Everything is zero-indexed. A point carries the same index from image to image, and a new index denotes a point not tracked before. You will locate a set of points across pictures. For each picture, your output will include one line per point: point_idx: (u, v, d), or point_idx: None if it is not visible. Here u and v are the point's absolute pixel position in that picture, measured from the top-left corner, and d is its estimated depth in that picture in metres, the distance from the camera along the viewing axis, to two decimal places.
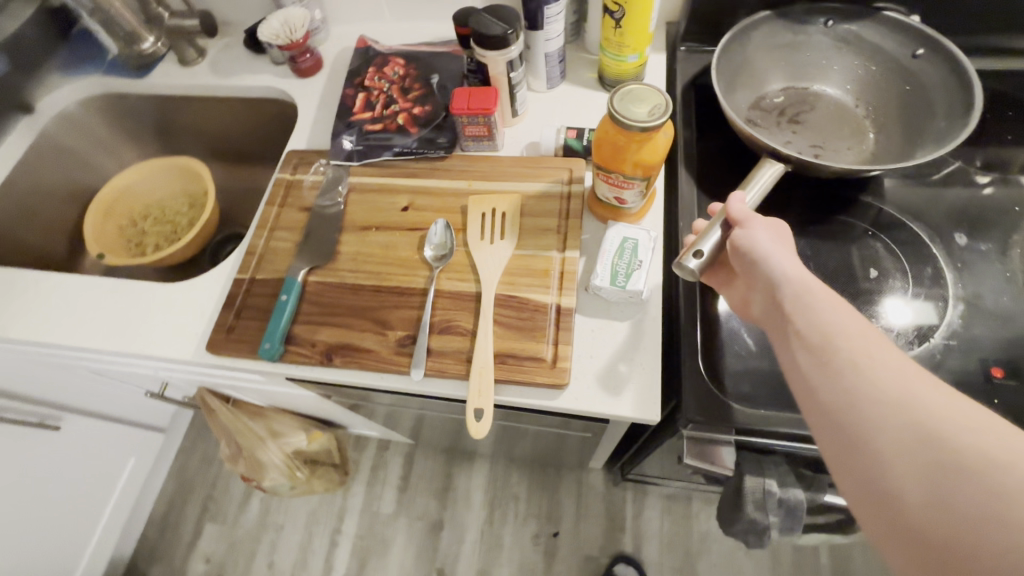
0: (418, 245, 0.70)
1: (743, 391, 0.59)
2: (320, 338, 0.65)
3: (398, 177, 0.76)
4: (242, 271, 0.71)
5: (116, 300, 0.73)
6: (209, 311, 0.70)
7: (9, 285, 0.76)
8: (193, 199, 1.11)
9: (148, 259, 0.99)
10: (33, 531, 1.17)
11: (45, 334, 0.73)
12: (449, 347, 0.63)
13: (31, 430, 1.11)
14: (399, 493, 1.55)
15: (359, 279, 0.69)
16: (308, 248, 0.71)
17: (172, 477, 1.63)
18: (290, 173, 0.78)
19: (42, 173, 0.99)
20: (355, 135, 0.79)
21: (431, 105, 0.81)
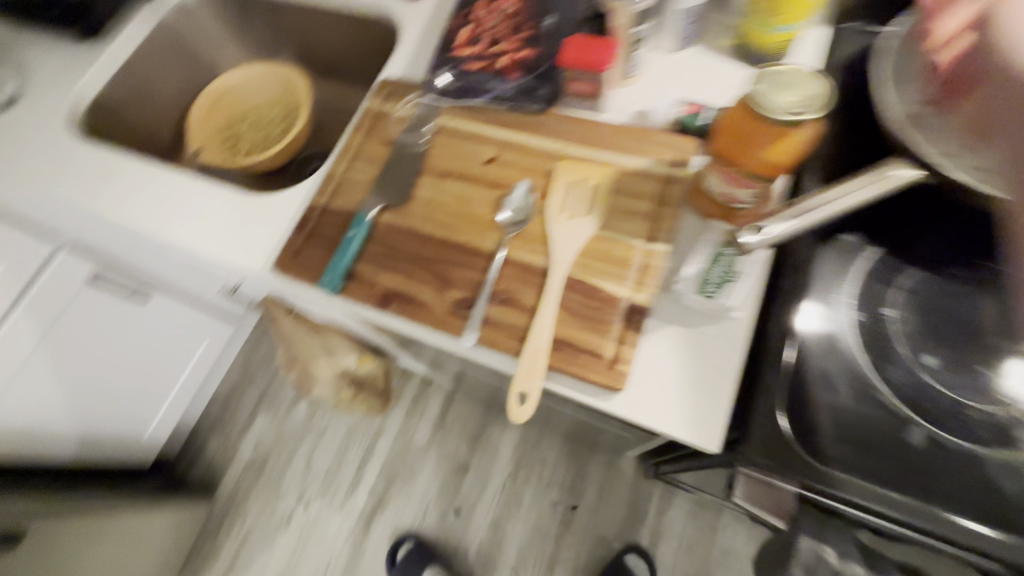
0: (494, 204, 0.66)
1: (822, 443, 0.51)
2: (379, 281, 0.63)
3: (488, 125, 0.70)
4: (317, 196, 0.70)
5: (202, 200, 0.75)
6: (281, 230, 0.71)
7: (115, 168, 0.81)
8: (289, 111, 1.12)
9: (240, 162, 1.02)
10: (114, 387, 1.31)
11: (138, 221, 0.77)
12: (505, 320, 0.59)
13: (122, 299, 1.23)
14: (433, 428, 1.60)
15: (428, 229, 0.66)
16: (384, 184, 0.69)
17: (239, 363, 1.78)
18: (381, 103, 0.75)
19: (158, 61, 1.02)
20: (453, 72, 0.73)
21: (539, 50, 0.73)
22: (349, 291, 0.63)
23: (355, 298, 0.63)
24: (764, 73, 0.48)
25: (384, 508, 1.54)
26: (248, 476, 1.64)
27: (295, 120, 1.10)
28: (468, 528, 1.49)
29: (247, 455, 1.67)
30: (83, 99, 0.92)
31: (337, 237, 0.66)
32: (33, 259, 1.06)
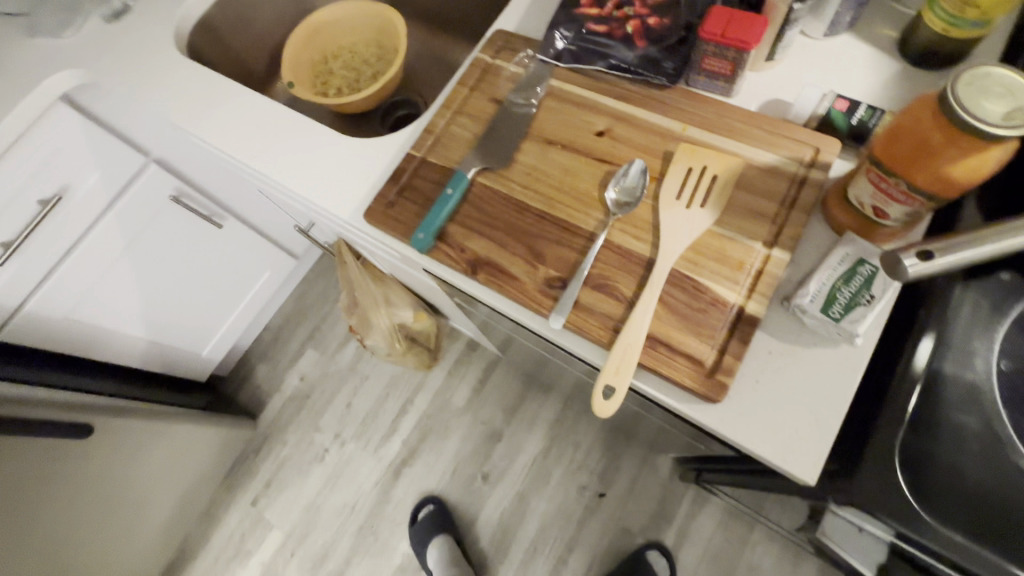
0: (601, 181, 0.61)
1: (926, 494, 0.49)
2: (469, 245, 0.61)
3: (603, 95, 0.65)
4: (416, 148, 0.67)
5: (299, 136, 0.74)
6: (374, 177, 0.69)
7: (218, 91, 0.81)
8: (382, 54, 1.09)
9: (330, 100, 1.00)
10: (180, 303, 1.37)
11: (234, 147, 0.77)
12: (598, 307, 0.55)
13: (199, 220, 1.27)
14: (472, 392, 1.61)
15: (527, 197, 0.62)
16: (485, 145, 0.65)
17: (294, 298, 1.83)
18: (491, 56, 0.71)
19: None
20: (574, 31, 0.68)
21: (671, 18, 0.66)
22: (439, 251, 0.61)
23: (444, 258, 0.61)
24: (970, 73, 0.40)
25: (415, 460, 1.58)
26: (290, 407, 1.70)
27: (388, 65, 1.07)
28: (493, 494, 1.51)
29: (291, 387, 1.73)
30: (189, 18, 0.92)
31: (432, 193, 0.64)
32: (128, 168, 1.09)
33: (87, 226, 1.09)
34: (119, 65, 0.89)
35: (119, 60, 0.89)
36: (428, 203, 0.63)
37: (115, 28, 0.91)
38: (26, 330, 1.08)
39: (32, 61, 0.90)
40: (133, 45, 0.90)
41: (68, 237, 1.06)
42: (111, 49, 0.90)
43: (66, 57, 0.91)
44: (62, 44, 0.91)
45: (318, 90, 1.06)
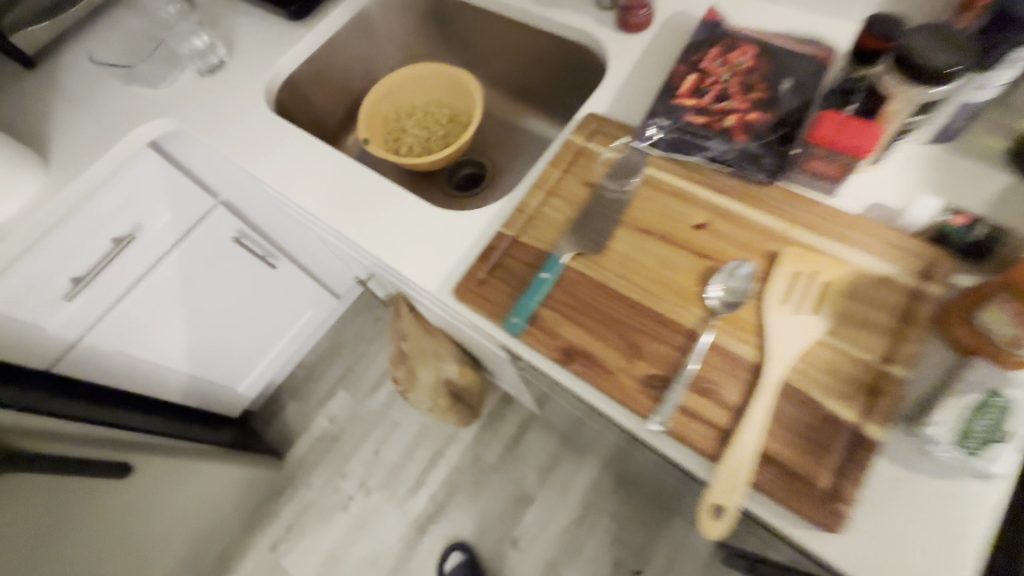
0: (702, 276, 0.60)
1: None
2: (563, 332, 0.59)
3: (701, 187, 0.65)
4: (507, 227, 0.67)
5: (385, 202, 0.75)
6: (461, 250, 0.68)
7: (305, 152, 0.84)
8: (454, 116, 1.11)
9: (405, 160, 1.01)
10: (225, 339, 1.36)
11: (319, 208, 0.78)
12: (702, 413, 0.53)
13: (254, 260, 1.28)
14: (506, 449, 1.56)
15: (622, 288, 0.61)
16: (581, 230, 0.64)
17: (330, 335, 1.83)
18: (584, 138, 0.71)
19: (347, 49, 1.03)
20: (673, 121, 0.68)
21: (772, 115, 0.66)
22: (531, 337, 0.59)
23: (536, 343, 0.59)
24: None
25: (441, 517, 1.52)
26: (318, 449, 1.67)
27: (460, 128, 1.10)
28: (521, 561, 1.44)
29: (320, 428, 1.70)
30: (278, 76, 0.94)
31: (524, 274, 0.63)
32: (198, 210, 1.12)
33: (152, 264, 1.10)
34: (209, 119, 0.91)
35: (210, 113, 0.92)
36: (522, 285, 0.63)
37: (208, 82, 0.94)
38: (79, 365, 1.07)
39: (126, 109, 0.94)
40: (224, 100, 0.92)
41: (132, 274, 1.07)
42: (202, 101, 0.93)
43: (158, 107, 0.94)
44: (155, 94, 0.95)
45: (390, 148, 1.08)
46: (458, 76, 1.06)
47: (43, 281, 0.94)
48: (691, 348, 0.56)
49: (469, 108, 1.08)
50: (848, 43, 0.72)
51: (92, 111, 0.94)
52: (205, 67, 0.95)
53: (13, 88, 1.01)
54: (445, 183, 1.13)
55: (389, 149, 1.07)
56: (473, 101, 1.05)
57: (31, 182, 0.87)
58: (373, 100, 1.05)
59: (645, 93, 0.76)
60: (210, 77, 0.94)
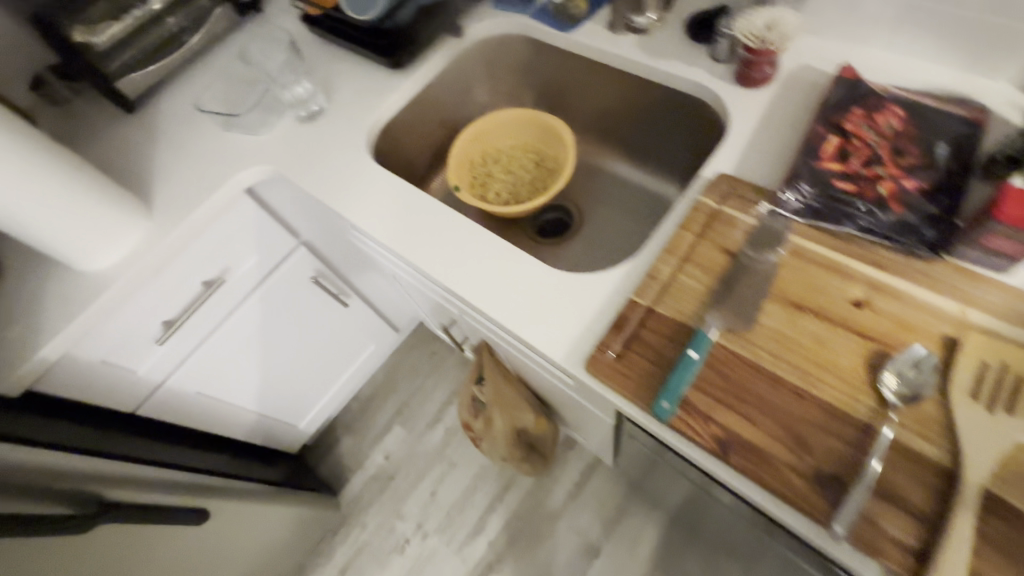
0: (870, 361, 0.55)
1: None
2: (715, 418, 0.55)
3: (855, 259, 0.60)
4: (640, 295, 0.64)
5: (500, 261, 0.73)
6: (588, 318, 0.65)
7: (410, 204, 0.82)
8: (541, 160, 1.09)
9: (497, 208, 0.99)
10: (293, 376, 1.35)
11: (429, 264, 0.76)
12: (889, 522, 0.48)
13: (327, 297, 1.28)
14: (568, 496, 1.50)
15: (779, 370, 0.56)
16: (725, 304, 0.60)
17: (385, 369, 1.81)
18: (716, 202, 0.68)
19: (440, 96, 1.02)
20: (816, 187, 0.64)
21: (929, 184, 0.62)
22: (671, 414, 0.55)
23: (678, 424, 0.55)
24: None
25: (501, 566, 1.46)
26: (373, 487, 1.64)
27: (549, 174, 1.07)
28: None
29: (375, 466, 1.66)
30: (377, 125, 0.94)
31: (666, 351, 0.59)
32: (281, 251, 1.11)
33: (236, 305, 1.09)
34: (309, 166, 0.90)
35: (310, 161, 0.91)
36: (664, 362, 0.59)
37: (307, 129, 0.94)
38: (161, 405, 1.07)
39: (224, 154, 0.94)
40: (324, 147, 0.92)
41: (215, 316, 1.06)
42: (301, 148, 0.92)
43: (257, 154, 0.94)
44: (254, 140, 0.95)
45: (477, 195, 1.06)
46: (548, 121, 1.04)
47: (137, 325, 0.94)
48: (865, 443, 0.51)
49: (558, 154, 1.06)
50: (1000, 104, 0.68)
51: (192, 156, 0.95)
52: (304, 114, 0.95)
53: (113, 131, 1.02)
54: (529, 230, 1.09)
55: (476, 196, 1.05)
56: (565, 147, 1.03)
57: (136, 229, 0.87)
58: (461, 148, 1.04)
59: (774, 152, 0.72)
60: (309, 124, 0.94)
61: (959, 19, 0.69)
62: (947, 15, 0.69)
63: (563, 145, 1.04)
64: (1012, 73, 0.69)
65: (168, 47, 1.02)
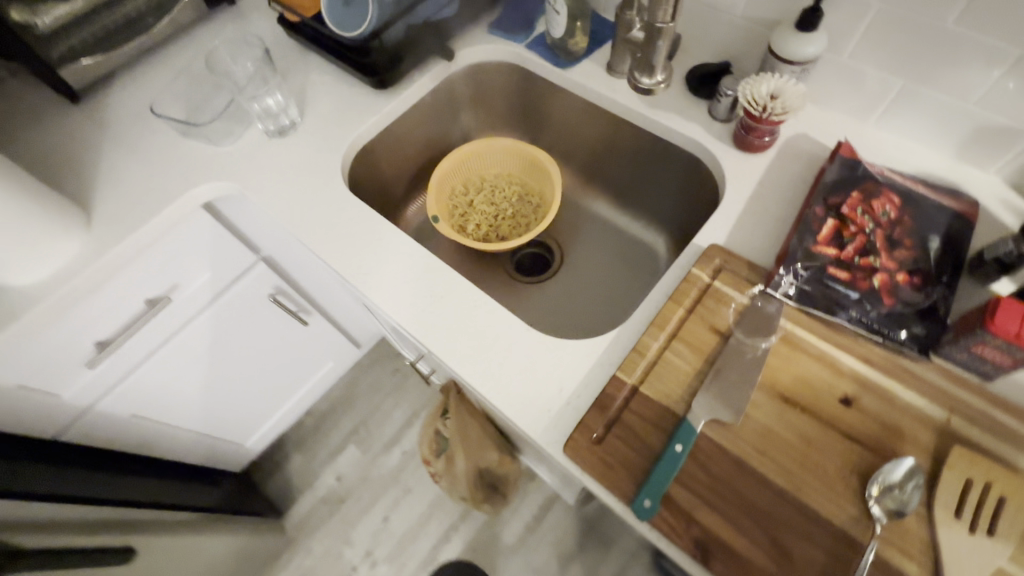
0: (856, 467, 0.53)
1: None
2: (693, 517, 0.52)
3: (846, 352, 0.59)
4: (624, 371, 0.60)
5: (478, 319, 0.68)
6: (569, 391, 0.61)
7: (383, 242, 0.75)
8: (525, 194, 1.04)
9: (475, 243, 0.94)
10: (244, 393, 1.27)
11: (399, 313, 0.70)
12: None
13: (286, 315, 1.19)
14: (525, 530, 1.47)
15: (764, 469, 0.54)
16: (714, 391, 0.57)
17: (343, 384, 1.73)
18: (709, 275, 0.65)
19: (424, 119, 0.97)
20: (811, 271, 0.62)
21: (922, 279, 0.61)
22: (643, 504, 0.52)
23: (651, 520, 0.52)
24: None
25: None
26: (321, 509, 1.55)
27: (533, 211, 1.03)
28: None
29: (325, 487, 1.58)
30: (354, 147, 0.87)
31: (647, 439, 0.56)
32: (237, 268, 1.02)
33: (184, 322, 1.01)
34: (276, 187, 0.83)
35: (277, 180, 0.83)
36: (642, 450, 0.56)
37: (277, 144, 0.86)
38: (91, 428, 0.98)
39: (179, 163, 0.85)
40: (294, 166, 0.84)
41: (160, 334, 0.97)
42: (269, 166, 0.84)
43: (219, 166, 0.85)
44: (217, 151, 0.87)
45: (456, 227, 1.01)
46: (535, 154, 0.98)
47: (67, 346, 0.84)
48: (844, 555, 0.50)
49: (544, 190, 1.01)
50: (988, 198, 0.69)
51: (143, 162, 0.86)
52: (275, 127, 0.87)
53: (53, 122, 0.91)
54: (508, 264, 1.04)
55: (455, 228, 1.00)
56: (551, 184, 0.99)
57: (71, 242, 0.77)
58: (441, 175, 0.97)
59: (768, 226, 0.70)
60: (280, 139, 0.87)
61: (955, 110, 0.68)
62: (942, 105, 0.69)
63: (549, 181, 0.99)
64: (1000, 167, 0.70)
65: (125, 33, 0.92)
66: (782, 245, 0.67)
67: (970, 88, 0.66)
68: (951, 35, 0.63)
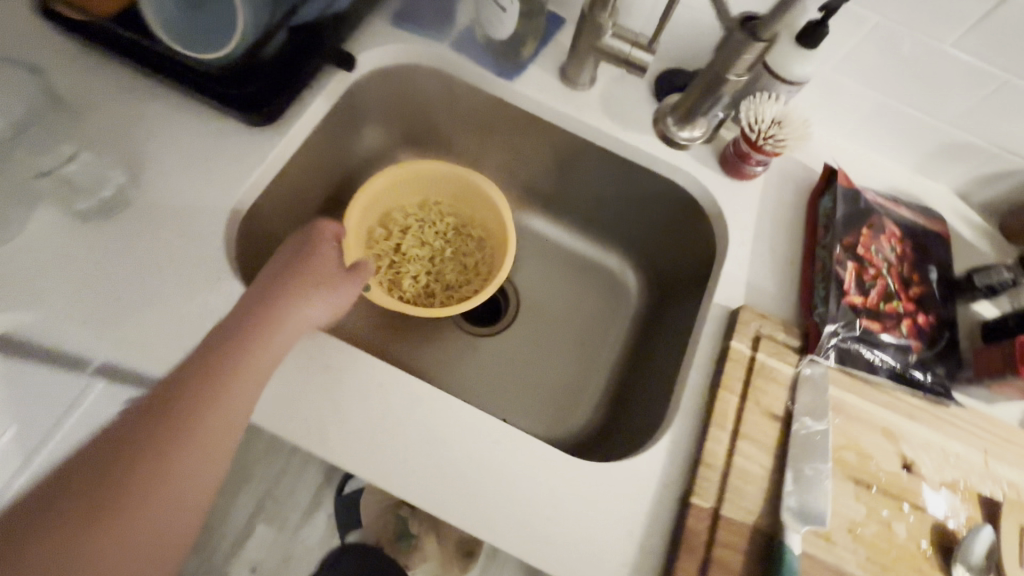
0: (932, 539, 0.53)
1: None
2: None
3: (893, 412, 0.57)
4: (701, 496, 0.50)
5: (501, 462, 0.52)
6: (641, 532, 0.50)
7: (340, 376, 0.54)
8: (462, 225, 0.82)
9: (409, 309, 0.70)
10: None
11: (393, 478, 0.51)
12: None
13: None
14: None
15: (860, 570, 0.50)
16: (799, 496, 0.51)
17: None
18: (750, 348, 0.57)
19: (322, 152, 0.69)
20: (849, 328, 0.58)
21: (934, 316, 0.61)
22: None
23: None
24: None
25: None
26: None
27: (478, 249, 0.82)
28: None
29: None
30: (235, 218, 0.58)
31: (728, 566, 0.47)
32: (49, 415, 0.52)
33: None
34: (119, 313, 0.51)
35: (118, 299, 0.51)
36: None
37: (98, 232, 0.53)
38: None
39: None
40: (143, 270, 0.52)
41: None
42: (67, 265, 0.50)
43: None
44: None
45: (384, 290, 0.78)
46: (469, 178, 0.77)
47: None
48: None
49: (487, 223, 0.80)
50: (947, 210, 0.71)
51: None
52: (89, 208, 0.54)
53: None
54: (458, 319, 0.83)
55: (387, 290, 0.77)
56: (495, 217, 0.78)
57: None
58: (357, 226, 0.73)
59: (781, 269, 0.64)
60: (101, 223, 0.53)
61: (927, 126, 0.68)
62: (916, 120, 0.67)
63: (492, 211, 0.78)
64: (951, 178, 0.72)
65: None
66: (804, 294, 0.62)
67: (949, 104, 0.64)
68: (948, 54, 0.59)
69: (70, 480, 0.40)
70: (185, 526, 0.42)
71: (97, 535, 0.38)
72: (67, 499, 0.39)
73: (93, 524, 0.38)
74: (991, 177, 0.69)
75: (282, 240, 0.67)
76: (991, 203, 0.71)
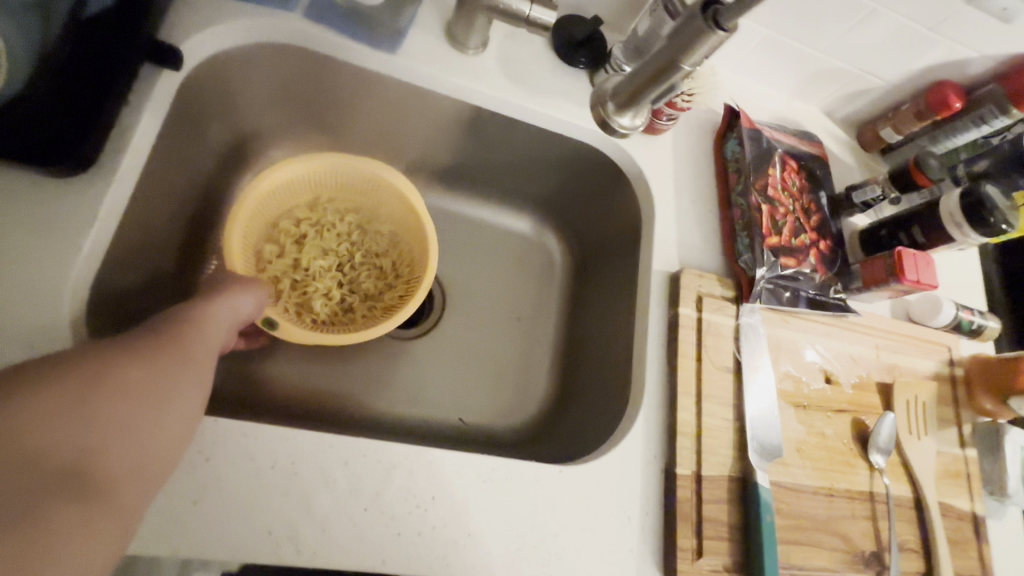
0: (853, 434, 0.63)
1: None
2: (793, 562, 0.55)
3: (813, 335, 0.64)
4: (684, 465, 0.53)
5: (497, 497, 0.48)
6: (640, 516, 0.52)
7: (288, 462, 0.45)
8: (367, 223, 0.69)
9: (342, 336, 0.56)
10: None
11: (384, 559, 0.44)
12: (908, 566, 0.60)
13: None
14: None
15: (809, 480, 0.58)
16: (759, 436, 0.57)
17: None
18: (696, 310, 0.59)
19: (168, 181, 0.53)
20: (774, 270, 0.62)
21: (830, 239, 0.68)
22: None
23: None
24: None
25: None
26: None
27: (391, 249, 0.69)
28: None
29: None
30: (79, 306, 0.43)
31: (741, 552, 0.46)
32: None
33: None
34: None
35: None
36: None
37: None
38: None
39: None
40: None
41: None
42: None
43: None
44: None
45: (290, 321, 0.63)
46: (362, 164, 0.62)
47: None
48: (874, 510, 0.61)
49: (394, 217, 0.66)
50: (821, 133, 0.78)
51: None
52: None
53: None
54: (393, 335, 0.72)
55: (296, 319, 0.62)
56: (401, 208, 0.65)
57: None
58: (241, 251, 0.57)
59: (704, 221, 0.66)
60: None
61: (802, 55, 0.71)
62: (794, 50, 0.70)
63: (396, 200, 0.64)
64: (820, 101, 0.78)
65: None
66: (727, 243, 0.65)
67: (822, 32, 0.68)
68: None
69: (26, 382, 0.33)
70: (137, 492, 0.35)
71: (45, 479, 0.31)
72: (41, 394, 0.33)
73: (33, 467, 0.31)
74: (850, 96, 0.77)
75: (146, 307, 0.52)
76: (849, 118, 0.79)
